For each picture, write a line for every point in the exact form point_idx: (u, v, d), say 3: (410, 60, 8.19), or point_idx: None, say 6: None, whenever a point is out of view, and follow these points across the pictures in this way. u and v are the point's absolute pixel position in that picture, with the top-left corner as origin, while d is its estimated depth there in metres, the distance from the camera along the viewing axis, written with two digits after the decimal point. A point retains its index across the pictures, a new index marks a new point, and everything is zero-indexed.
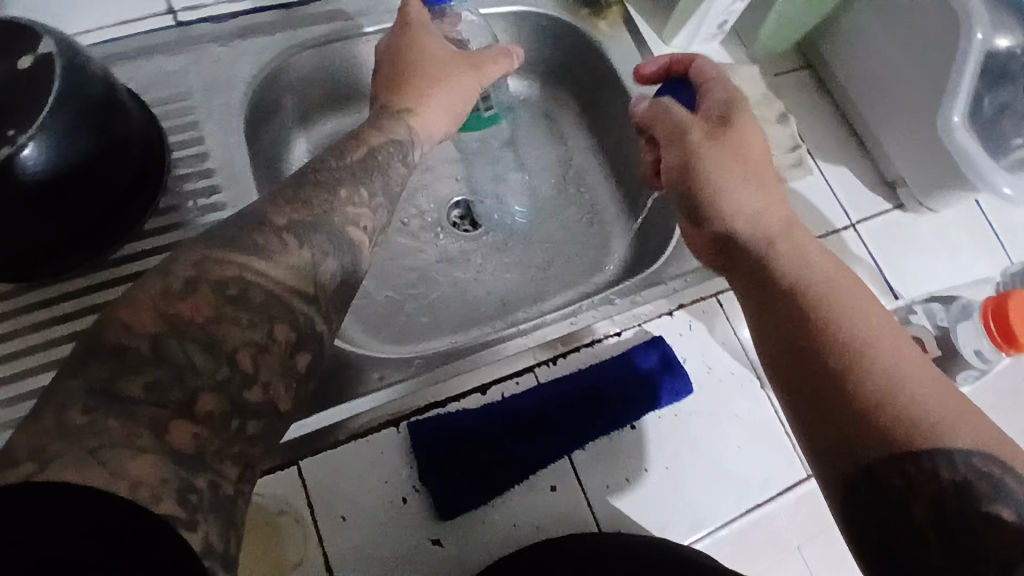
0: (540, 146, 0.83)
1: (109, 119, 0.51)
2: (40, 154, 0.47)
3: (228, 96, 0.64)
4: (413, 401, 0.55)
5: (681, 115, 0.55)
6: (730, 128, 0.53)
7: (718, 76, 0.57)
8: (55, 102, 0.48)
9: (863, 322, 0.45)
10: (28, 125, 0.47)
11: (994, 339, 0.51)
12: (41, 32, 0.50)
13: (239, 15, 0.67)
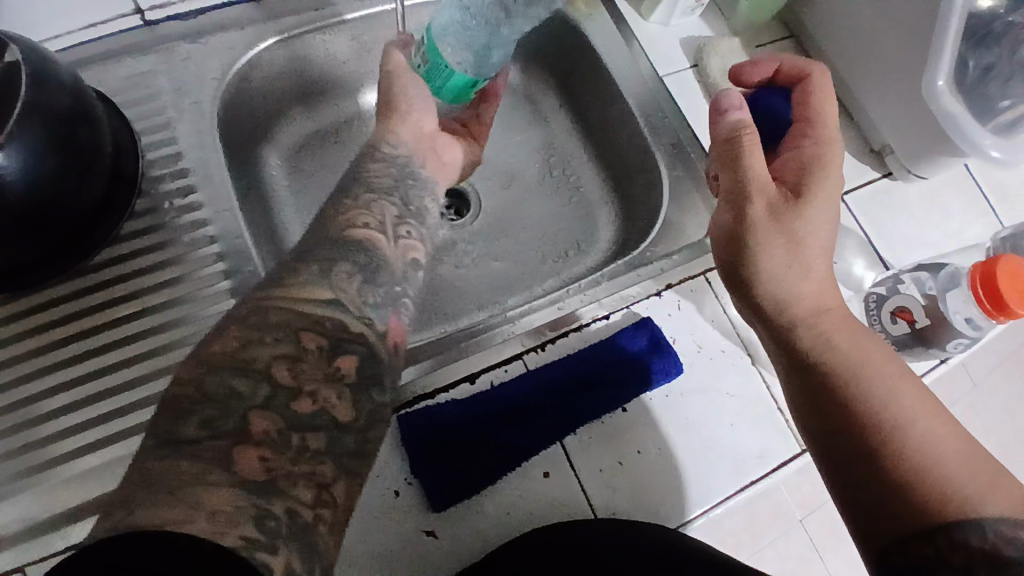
0: (522, 130, 0.82)
1: (81, 124, 0.50)
2: (13, 163, 0.46)
3: (200, 95, 0.63)
4: (402, 394, 0.54)
5: (765, 172, 0.52)
6: (801, 201, 0.52)
7: (814, 131, 0.55)
8: (24, 110, 0.47)
9: (895, 405, 0.49)
10: None
11: (982, 304, 0.50)
12: (4, 39, 0.49)
13: (206, 11, 0.65)
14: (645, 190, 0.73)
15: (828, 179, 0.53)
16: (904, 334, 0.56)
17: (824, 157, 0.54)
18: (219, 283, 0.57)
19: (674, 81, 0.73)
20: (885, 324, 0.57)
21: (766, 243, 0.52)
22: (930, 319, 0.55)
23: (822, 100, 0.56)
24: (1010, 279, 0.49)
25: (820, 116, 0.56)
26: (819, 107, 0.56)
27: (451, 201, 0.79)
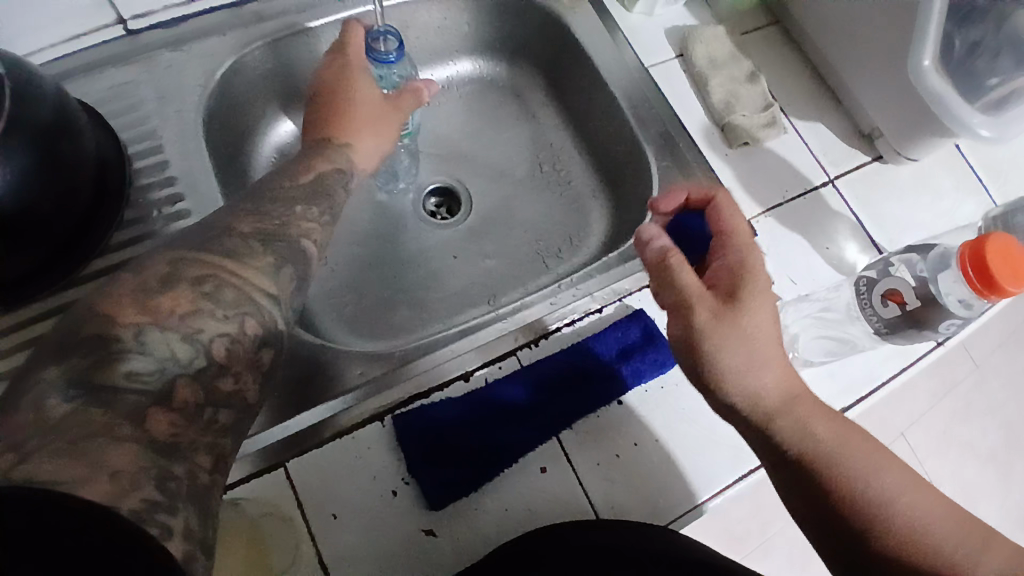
0: (511, 125, 0.82)
1: (63, 136, 0.50)
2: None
3: (183, 103, 0.63)
4: (396, 394, 0.54)
5: (693, 285, 0.49)
6: (741, 308, 0.48)
7: (735, 236, 0.52)
8: (11, 121, 0.46)
9: (879, 480, 0.48)
10: None
11: (972, 286, 0.47)
12: None
13: (188, 18, 0.65)
14: (635, 183, 0.73)
15: (764, 279, 0.50)
16: (897, 318, 0.53)
17: (753, 259, 0.50)
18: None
19: (660, 71, 0.73)
20: (876, 309, 0.54)
21: (722, 349, 0.48)
22: (920, 301, 0.51)
23: (731, 207, 0.54)
24: (1003, 258, 0.46)
25: (734, 222, 0.53)
26: (731, 214, 0.54)
27: (441, 200, 0.80)
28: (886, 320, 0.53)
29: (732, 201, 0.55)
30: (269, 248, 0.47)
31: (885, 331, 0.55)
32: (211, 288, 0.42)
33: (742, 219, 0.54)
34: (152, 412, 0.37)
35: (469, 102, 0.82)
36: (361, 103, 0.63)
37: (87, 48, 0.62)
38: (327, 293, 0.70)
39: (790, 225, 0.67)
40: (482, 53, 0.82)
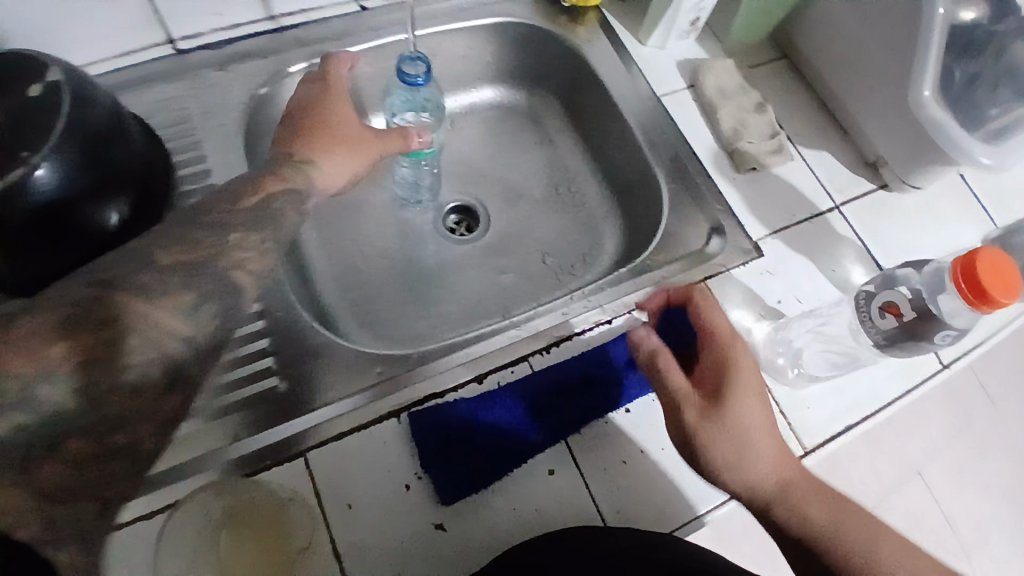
0: (530, 148, 0.87)
1: (112, 142, 0.55)
2: (52, 174, 0.50)
3: (226, 118, 0.68)
4: (412, 395, 0.57)
5: (679, 383, 0.53)
6: (726, 403, 0.52)
7: (713, 330, 0.56)
8: (67, 124, 0.51)
9: (881, 552, 0.51)
10: (40, 146, 0.50)
11: (963, 295, 0.45)
12: (48, 62, 0.53)
13: (234, 41, 0.71)
14: (646, 203, 0.76)
15: (747, 377, 0.53)
16: (894, 330, 0.53)
17: (734, 359, 0.54)
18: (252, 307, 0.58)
19: (672, 101, 0.77)
20: (873, 320, 0.54)
21: (714, 444, 0.51)
22: (916, 312, 0.52)
23: (707, 306, 0.57)
24: (992, 269, 0.45)
25: (713, 320, 0.56)
26: (709, 313, 0.57)
27: (461, 217, 0.83)
28: (883, 331, 0.53)
29: (707, 299, 0.58)
30: (191, 284, 0.49)
31: (881, 344, 0.55)
32: (113, 332, 0.43)
33: (720, 316, 0.57)
34: (40, 466, 0.38)
35: (490, 127, 0.87)
36: (340, 123, 0.67)
37: (140, 64, 0.68)
38: (349, 302, 0.74)
39: (796, 248, 0.70)
40: (503, 82, 0.86)
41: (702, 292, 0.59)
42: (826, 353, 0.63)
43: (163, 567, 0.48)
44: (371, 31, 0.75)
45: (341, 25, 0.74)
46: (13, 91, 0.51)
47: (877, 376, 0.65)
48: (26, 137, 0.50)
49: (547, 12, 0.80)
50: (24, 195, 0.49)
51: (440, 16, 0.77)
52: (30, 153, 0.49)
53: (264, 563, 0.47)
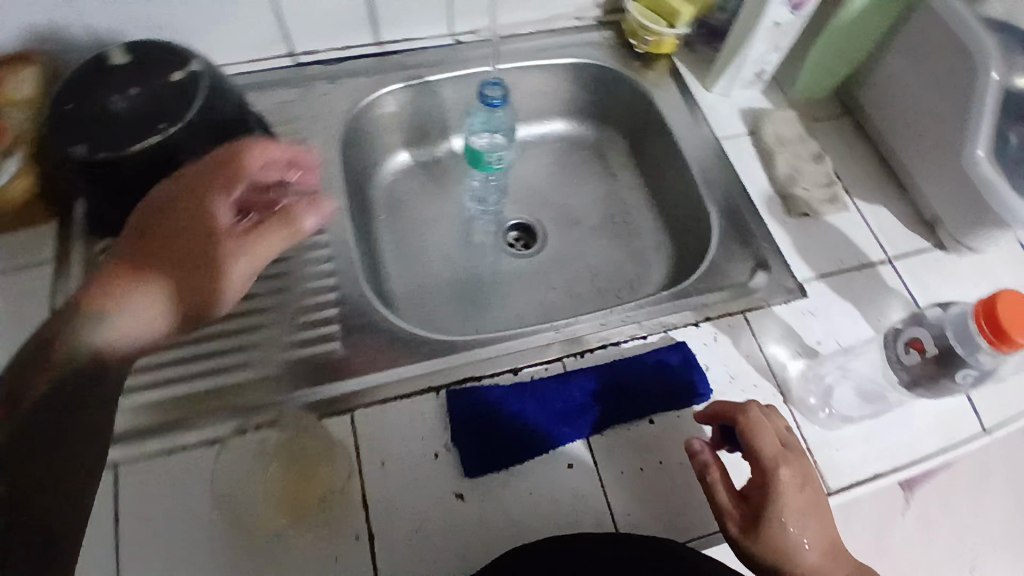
0: (592, 179, 0.93)
1: (232, 127, 0.65)
2: (180, 145, 0.60)
3: (329, 122, 0.79)
4: (453, 372, 0.63)
5: (725, 503, 0.54)
6: (769, 530, 0.52)
7: (761, 454, 0.55)
8: (200, 107, 0.62)
9: None
10: (177, 122, 0.60)
11: (983, 334, 0.47)
12: (192, 55, 0.64)
13: (345, 59, 0.83)
14: (697, 237, 0.80)
15: (802, 509, 0.53)
16: (919, 364, 0.54)
17: (788, 491, 0.53)
18: (327, 279, 0.69)
19: (731, 144, 0.81)
20: (899, 355, 0.55)
21: (756, 563, 0.53)
22: (939, 347, 0.52)
23: (756, 431, 0.55)
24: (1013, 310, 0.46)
25: (763, 452, 0.55)
26: (758, 442, 0.55)
27: (521, 235, 0.90)
28: (908, 366, 0.54)
29: (757, 423, 0.56)
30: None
31: (909, 381, 0.55)
32: None
33: (770, 442, 0.55)
34: None
35: (557, 157, 0.94)
36: (173, 234, 0.56)
37: (261, 70, 0.81)
38: (410, 296, 0.81)
39: (842, 293, 0.70)
40: (574, 117, 0.94)
41: (750, 414, 0.56)
42: (856, 396, 0.64)
43: (220, 479, 0.56)
44: (462, 61, 0.85)
45: (436, 54, 0.85)
46: (162, 76, 0.62)
47: (912, 429, 0.64)
48: (166, 113, 0.61)
49: (621, 56, 0.88)
50: (157, 159, 0.59)
51: (523, 53, 0.87)
52: (167, 126, 0.60)
53: (309, 490, 0.55)
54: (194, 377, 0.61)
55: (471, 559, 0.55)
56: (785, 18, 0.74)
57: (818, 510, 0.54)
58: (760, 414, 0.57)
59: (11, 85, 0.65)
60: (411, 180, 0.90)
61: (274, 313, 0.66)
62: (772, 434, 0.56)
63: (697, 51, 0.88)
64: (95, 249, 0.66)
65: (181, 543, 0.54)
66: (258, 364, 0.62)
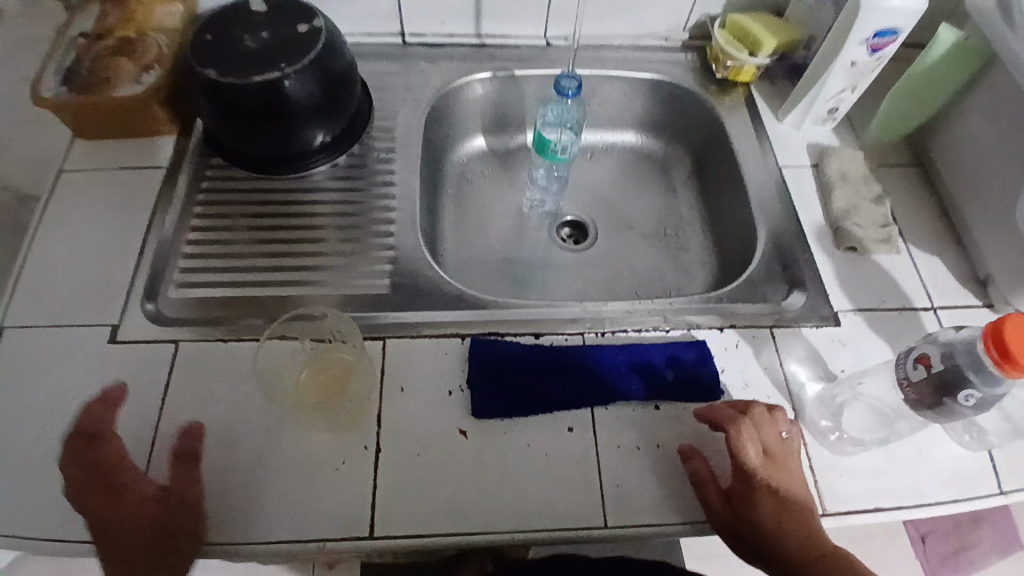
0: (652, 191, 0.96)
1: (338, 78, 0.74)
2: (294, 84, 0.70)
3: (421, 95, 0.88)
4: (481, 324, 0.68)
5: (709, 494, 0.58)
6: (744, 518, 0.57)
7: (741, 454, 0.58)
8: (316, 55, 0.71)
9: None
10: (295, 64, 0.70)
11: (989, 353, 0.48)
12: (318, 14, 0.74)
13: (447, 45, 0.92)
14: (741, 256, 0.82)
15: (780, 515, 0.56)
16: (923, 381, 0.53)
17: (763, 498, 0.57)
18: (389, 223, 0.76)
19: (792, 172, 0.83)
20: (907, 372, 0.55)
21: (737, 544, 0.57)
22: (946, 365, 0.52)
23: (739, 443, 0.59)
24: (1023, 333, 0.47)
25: (743, 461, 0.58)
26: (739, 453, 0.58)
27: (572, 231, 0.94)
28: (913, 382, 0.54)
29: (741, 436, 0.59)
30: None
31: (913, 401, 0.55)
32: None
33: (753, 453, 0.58)
34: None
35: (622, 165, 0.99)
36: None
37: (371, 42, 0.91)
38: (458, 263, 0.87)
39: (877, 330, 0.70)
40: (646, 131, 0.99)
41: (737, 426, 0.59)
42: (867, 422, 0.64)
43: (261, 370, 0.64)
44: (550, 62, 0.92)
45: (528, 52, 0.93)
46: (290, 27, 0.73)
47: (924, 474, 0.62)
48: (287, 56, 0.70)
49: (700, 79, 0.92)
50: (273, 92, 0.69)
51: (607, 63, 0.93)
52: (285, 67, 0.69)
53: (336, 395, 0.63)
54: (264, 286, 0.70)
55: (461, 489, 0.59)
56: (862, 59, 0.77)
57: (800, 516, 0.56)
58: (750, 427, 0.59)
59: (164, 15, 0.81)
60: (482, 163, 0.97)
61: (339, 244, 0.74)
62: (757, 445, 0.59)
63: (776, 84, 0.91)
64: (211, 166, 0.79)
65: (218, 417, 0.61)
66: (318, 287, 0.70)
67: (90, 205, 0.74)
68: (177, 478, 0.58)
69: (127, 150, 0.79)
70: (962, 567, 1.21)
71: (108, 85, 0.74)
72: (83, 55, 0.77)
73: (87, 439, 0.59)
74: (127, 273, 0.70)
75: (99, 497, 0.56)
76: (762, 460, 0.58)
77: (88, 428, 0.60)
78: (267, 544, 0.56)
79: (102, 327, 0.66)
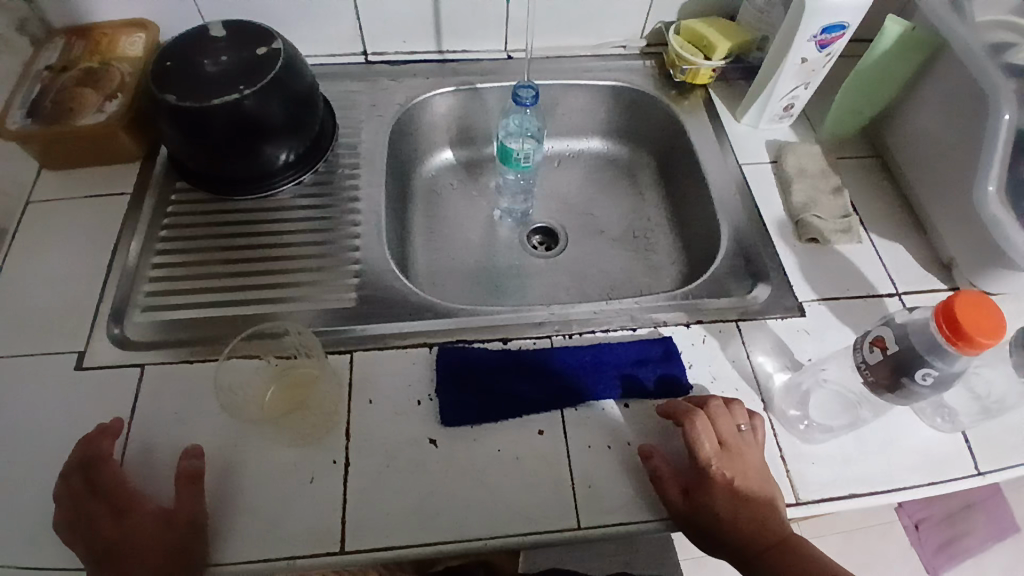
0: (620, 196, 0.98)
1: (300, 97, 0.75)
2: (254, 104, 0.70)
3: (385, 111, 0.89)
4: (448, 331, 0.68)
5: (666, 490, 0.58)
6: (701, 511, 0.57)
7: (696, 448, 0.59)
8: (276, 76, 0.72)
9: None
10: (254, 85, 0.70)
11: (942, 331, 0.49)
12: (277, 36, 0.76)
13: (409, 62, 0.93)
14: (708, 254, 0.83)
15: (731, 505, 0.57)
16: (879, 364, 0.54)
17: (718, 488, 0.58)
18: (356, 237, 0.76)
19: (752, 169, 0.84)
20: (864, 355, 0.55)
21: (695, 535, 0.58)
22: (901, 346, 0.53)
23: (694, 436, 0.59)
24: (971, 310, 0.48)
25: (698, 454, 0.59)
26: (694, 445, 0.59)
27: (543, 238, 0.95)
28: (870, 364, 0.54)
29: (697, 429, 0.59)
30: None
31: (872, 384, 0.55)
32: None
33: (707, 445, 0.59)
34: None
35: (590, 172, 1.00)
36: None
37: (334, 63, 0.92)
38: (429, 276, 0.87)
39: (842, 319, 0.71)
40: (610, 137, 1.00)
41: (693, 420, 0.60)
42: (832, 407, 0.65)
43: (226, 389, 0.63)
44: (511, 73, 0.94)
45: (489, 65, 0.94)
46: (250, 49, 0.74)
47: (896, 458, 0.63)
48: (246, 78, 0.71)
49: (659, 84, 0.94)
50: (233, 113, 0.70)
51: (568, 72, 0.94)
52: (245, 87, 0.70)
53: (304, 409, 0.63)
54: (231, 305, 0.70)
55: (433, 498, 0.58)
56: (812, 55, 0.79)
57: (750, 505, 0.58)
58: (705, 420, 0.60)
59: (127, 45, 0.82)
60: (450, 177, 0.98)
61: (307, 259, 0.74)
62: (712, 438, 0.59)
63: (733, 86, 0.93)
64: (176, 190, 0.79)
65: (184, 438, 0.61)
66: (286, 303, 0.70)
67: (55, 235, 0.74)
68: (181, 497, 0.56)
69: (92, 179, 0.79)
70: (958, 556, 1.20)
71: (73, 116, 0.75)
72: (48, 86, 0.78)
73: (82, 466, 0.57)
74: (93, 299, 0.69)
75: (102, 520, 0.55)
76: (717, 452, 0.59)
77: (83, 457, 0.58)
78: (238, 563, 0.55)
79: (68, 354, 0.66)
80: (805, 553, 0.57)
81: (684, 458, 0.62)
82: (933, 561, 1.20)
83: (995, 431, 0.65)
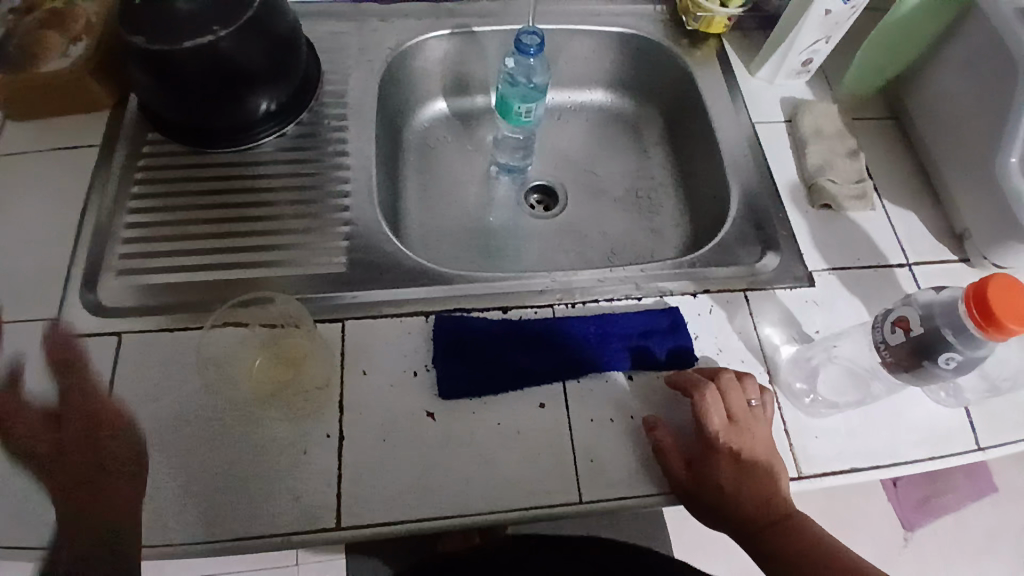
0: (624, 152, 0.93)
1: (279, 39, 0.68)
2: (230, 46, 0.63)
3: (374, 55, 0.82)
4: (446, 299, 0.65)
5: (669, 461, 0.57)
6: (702, 482, 0.56)
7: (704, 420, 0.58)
8: (253, 15, 0.65)
9: None
10: (229, 24, 0.63)
11: (972, 315, 0.47)
12: None
13: (400, 1, 0.85)
14: (715, 217, 0.79)
15: (734, 479, 0.57)
16: (900, 345, 0.52)
17: (723, 464, 0.57)
18: (345, 197, 0.71)
19: (764, 129, 0.80)
20: (885, 335, 0.54)
21: (694, 504, 0.58)
22: (925, 328, 0.50)
23: (703, 408, 0.58)
24: (1004, 296, 0.46)
25: (705, 427, 0.57)
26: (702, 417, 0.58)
27: (542, 198, 0.90)
28: (890, 345, 0.53)
29: (707, 402, 0.58)
30: None
31: (891, 364, 0.54)
32: None
33: (715, 418, 0.58)
34: None
35: (592, 126, 0.94)
36: None
37: (319, 1, 0.85)
38: (423, 236, 0.83)
39: (851, 290, 0.69)
40: (615, 89, 0.94)
41: (703, 392, 0.58)
42: (840, 382, 0.64)
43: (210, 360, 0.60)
44: (514, 16, 0.86)
45: (489, 7, 0.87)
46: None
47: (899, 433, 0.62)
48: (220, 16, 0.64)
49: (670, 32, 0.87)
50: (208, 57, 0.63)
51: (574, 16, 0.87)
52: (219, 28, 0.63)
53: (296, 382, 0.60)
54: (211, 268, 0.65)
55: (430, 472, 0.57)
56: (837, 7, 0.73)
57: (754, 482, 0.57)
58: (715, 393, 0.59)
59: None
60: (445, 130, 0.92)
61: (292, 219, 0.69)
62: (721, 411, 0.58)
63: (749, 36, 0.87)
64: (147, 141, 0.73)
65: (167, 411, 0.58)
66: (274, 267, 0.66)
67: (18, 190, 0.69)
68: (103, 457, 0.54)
69: (58, 128, 0.72)
70: (935, 512, 1.24)
71: (37, 61, 0.68)
72: (7, 27, 0.70)
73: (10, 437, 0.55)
74: (64, 261, 0.65)
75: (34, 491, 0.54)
76: (725, 426, 0.58)
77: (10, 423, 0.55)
78: (226, 540, 0.54)
79: (39, 320, 0.62)
80: (807, 530, 0.57)
81: (690, 432, 0.60)
82: (909, 516, 1.24)
83: (999, 406, 0.64)
